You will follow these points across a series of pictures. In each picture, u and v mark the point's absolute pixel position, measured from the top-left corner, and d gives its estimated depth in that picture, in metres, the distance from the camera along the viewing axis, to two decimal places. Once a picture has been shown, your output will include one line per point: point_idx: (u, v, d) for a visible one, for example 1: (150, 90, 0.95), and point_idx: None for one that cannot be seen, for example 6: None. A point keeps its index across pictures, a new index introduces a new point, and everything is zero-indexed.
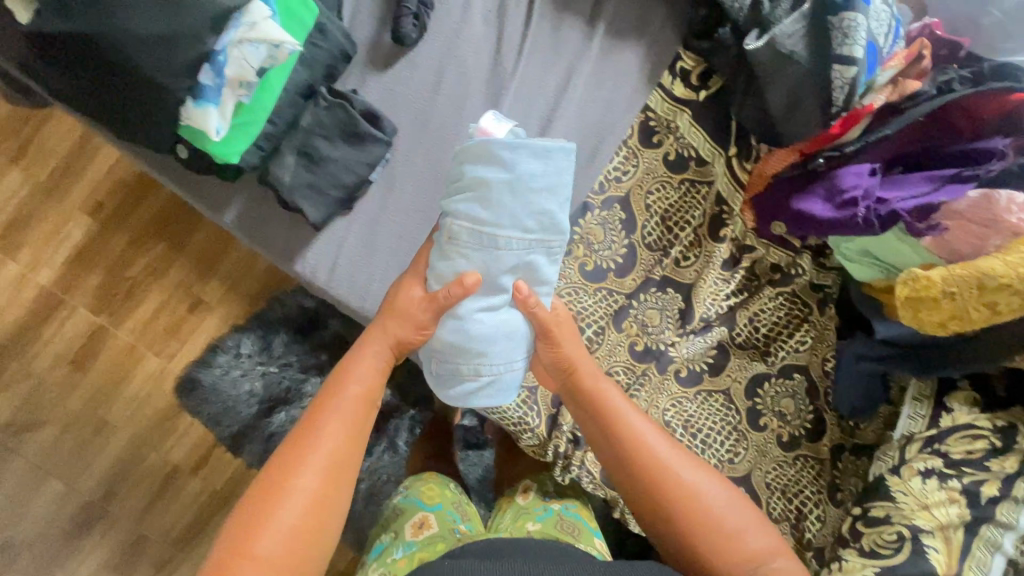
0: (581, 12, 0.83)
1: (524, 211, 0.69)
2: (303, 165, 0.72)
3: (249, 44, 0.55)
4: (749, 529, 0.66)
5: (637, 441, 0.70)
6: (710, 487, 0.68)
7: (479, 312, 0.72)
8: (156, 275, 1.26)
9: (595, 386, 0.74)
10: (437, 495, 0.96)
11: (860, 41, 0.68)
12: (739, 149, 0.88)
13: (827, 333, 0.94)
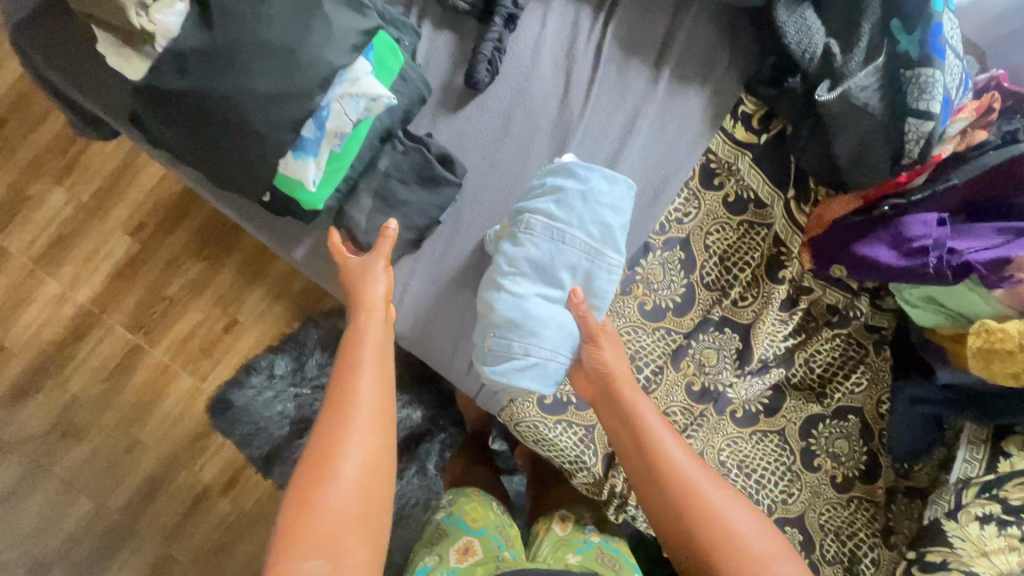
0: (648, 57, 0.84)
1: (592, 222, 0.74)
2: (378, 208, 0.75)
3: (350, 98, 0.59)
4: (781, 559, 0.64)
5: (670, 462, 0.69)
6: (740, 515, 0.67)
7: (537, 296, 0.74)
8: (193, 295, 1.25)
9: (632, 403, 0.73)
10: (481, 518, 0.93)
11: (938, 96, 0.68)
12: (798, 191, 0.88)
13: (881, 374, 0.94)
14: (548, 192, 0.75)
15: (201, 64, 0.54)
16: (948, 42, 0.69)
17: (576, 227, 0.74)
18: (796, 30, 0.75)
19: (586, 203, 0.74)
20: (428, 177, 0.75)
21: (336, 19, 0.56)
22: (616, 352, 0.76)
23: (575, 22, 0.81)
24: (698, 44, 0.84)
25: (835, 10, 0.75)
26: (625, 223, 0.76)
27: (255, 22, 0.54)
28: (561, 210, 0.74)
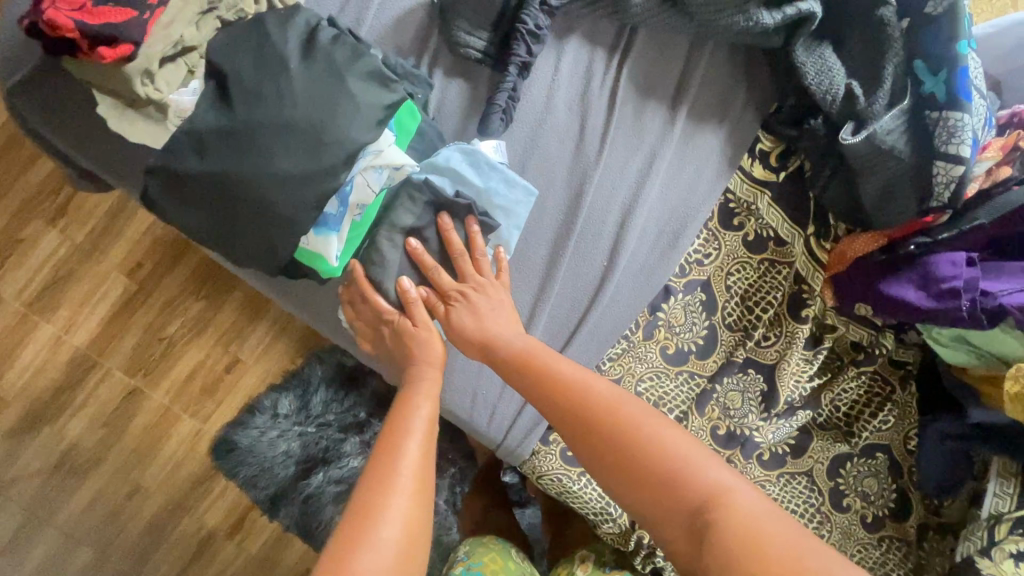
0: (664, 97, 0.82)
1: (510, 205, 0.70)
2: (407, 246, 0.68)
3: (373, 171, 0.58)
4: (701, 460, 0.55)
5: (569, 394, 0.61)
6: (653, 422, 0.58)
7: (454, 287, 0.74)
8: (193, 336, 1.21)
9: (532, 345, 0.67)
10: (501, 570, 0.91)
11: (968, 140, 0.66)
12: (817, 228, 0.87)
13: (909, 410, 0.92)
14: (454, 154, 0.68)
15: (220, 144, 0.53)
16: (974, 84, 0.67)
17: (489, 204, 0.70)
18: (815, 70, 0.74)
19: (502, 182, 0.70)
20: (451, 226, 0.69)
21: (360, 94, 0.55)
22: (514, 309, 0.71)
23: (589, 64, 0.79)
24: (715, 83, 0.83)
25: (855, 51, 0.74)
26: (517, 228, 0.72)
27: (281, 103, 0.53)
28: (474, 179, 0.69)
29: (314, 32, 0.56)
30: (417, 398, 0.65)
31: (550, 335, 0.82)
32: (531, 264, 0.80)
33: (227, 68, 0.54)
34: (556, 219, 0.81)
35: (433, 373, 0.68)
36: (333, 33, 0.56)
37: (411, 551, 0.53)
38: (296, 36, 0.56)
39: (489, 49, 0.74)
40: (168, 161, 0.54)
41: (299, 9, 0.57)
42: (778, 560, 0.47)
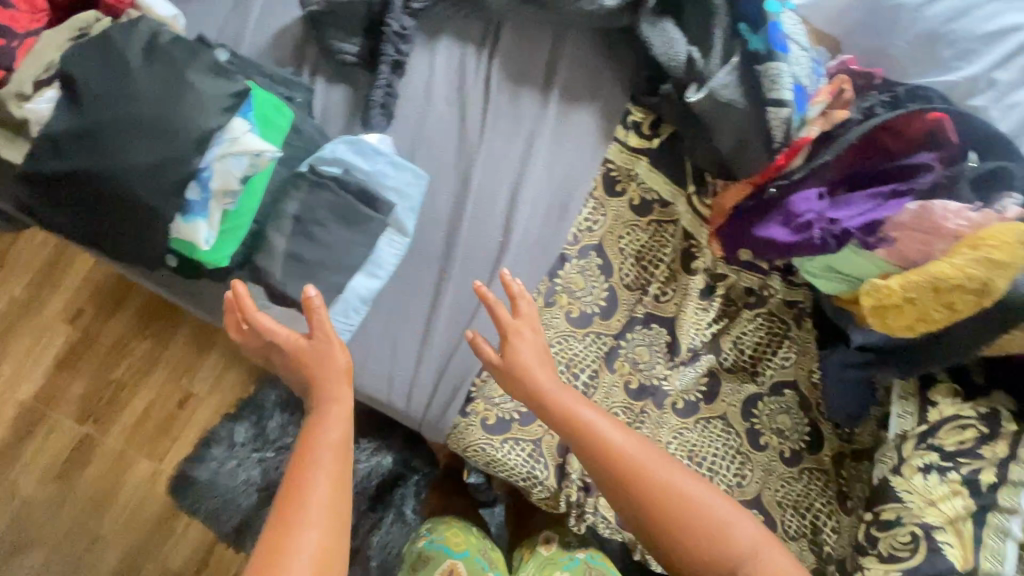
0: (536, 82, 0.89)
1: (401, 186, 0.75)
2: (298, 237, 0.68)
3: (232, 157, 0.59)
4: (734, 522, 0.68)
5: (617, 458, 0.70)
6: (692, 487, 0.69)
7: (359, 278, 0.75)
8: (141, 376, 1.22)
9: (572, 407, 0.72)
10: (463, 541, 0.98)
11: (787, 85, 0.75)
12: (696, 185, 0.94)
13: (808, 346, 0.97)
14: (339, 145, 0.74)
15: (77, 146, 0.58)
16: (789, 36, 0.76)
17: (380, 187, 0.75)
18: (660, 42, 0.82)
19: (388, 165, 0.75)
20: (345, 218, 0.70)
21: (201, 86, 0.59)
22: (537, 352, 0.75)
23: (462, 61, 0.86)
24: (581, 65, 0.90)
25: (691, 22, 0.82)
26: (412, 207, 0.77)
27: (126, 101, 0.58)
28: (361, 165, 0.74)
29: (155, 36, 0.60)
30: (327, 420, 0.62)
31: (455, 311, 0.86)
32: (432, 244, 0.86)
33: (77, 77, 0.58)
34: (449, 202, 0.86)
35: (340, 389, 0.64)
36: (174, 35, 0.61)
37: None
38: (139, 40, 0.60)
39: (363, 53, 0.81)
40: (32, 167, 0.59)
41: (141, 17, 0.61)
42: None
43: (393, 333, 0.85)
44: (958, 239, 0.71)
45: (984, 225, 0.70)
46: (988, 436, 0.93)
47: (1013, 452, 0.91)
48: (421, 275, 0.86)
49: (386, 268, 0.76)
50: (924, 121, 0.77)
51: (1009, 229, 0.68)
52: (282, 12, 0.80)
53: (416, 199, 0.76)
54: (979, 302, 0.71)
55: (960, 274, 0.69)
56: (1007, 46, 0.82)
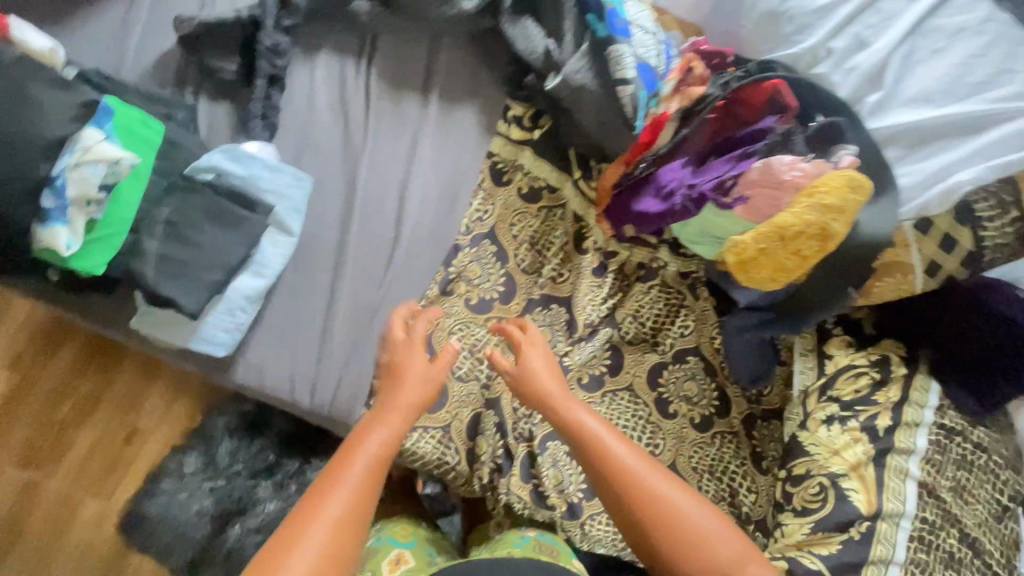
0: (415, 86, 0.94)
1: (279, 187, 0.80)
2: (166, 237, 0.71)
3: (87, 165, 0.63)
4: (721, 538, 0.71)
5: (618, 468, 0.73)
6: (688, 503, 0.72)
7: (245, 278, 0.79)
8: (86, 415, 1.23)
9: (579, 419, 0.76)
10: (410, 532, 0.93)
11: (628, 65, 0.81)
12: (582, 170, 0.99)
13: (707, 314, 1.01)
14: (216, 154, 0.78)
15: None
16: (629, 22, 0.83)
17: (258, 189, 0.79)
18: (520, 38, 0.88)
19: (265, 168, 0.79)
20: (220, 220, 0.74)
21: (45, 101, 0.64)
22: (550, 365, 0.82)
23: (341, 71, 0.92)
24: (458, 67, 0.95)
25: (548, 17, 0.88)
26: (293, 207, 0.81)
27: None
28: (237, 170, 0.78)
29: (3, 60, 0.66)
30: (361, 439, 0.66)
31: (351, 306, 0.89)
32: (326, 245, 0.89)
33: None
34: (339, 203, 0.90)
35: (392, 420, 0.69)
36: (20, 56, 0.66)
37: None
38: None
39: (241, 70, 0.85)
40: None
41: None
42: None
43: (292, 332, 0.88)
44: (799, 189, 0.76)
45: (818, 174, 0.76)
46: (880, 381, 0.97)
47: (903, 395, 0.95)
48: (315, 275, 0.89)
49: (273, 266, 0.80)
50: (763, 89, 0.84)
51: (838, 177, 0.74)
52: (162, 39, 0.85)
53: (296, 199, 0.81)
54: (824, 247, 0.76)
55: (800, 223, 0.75)
56: (838, 17, 0.89)
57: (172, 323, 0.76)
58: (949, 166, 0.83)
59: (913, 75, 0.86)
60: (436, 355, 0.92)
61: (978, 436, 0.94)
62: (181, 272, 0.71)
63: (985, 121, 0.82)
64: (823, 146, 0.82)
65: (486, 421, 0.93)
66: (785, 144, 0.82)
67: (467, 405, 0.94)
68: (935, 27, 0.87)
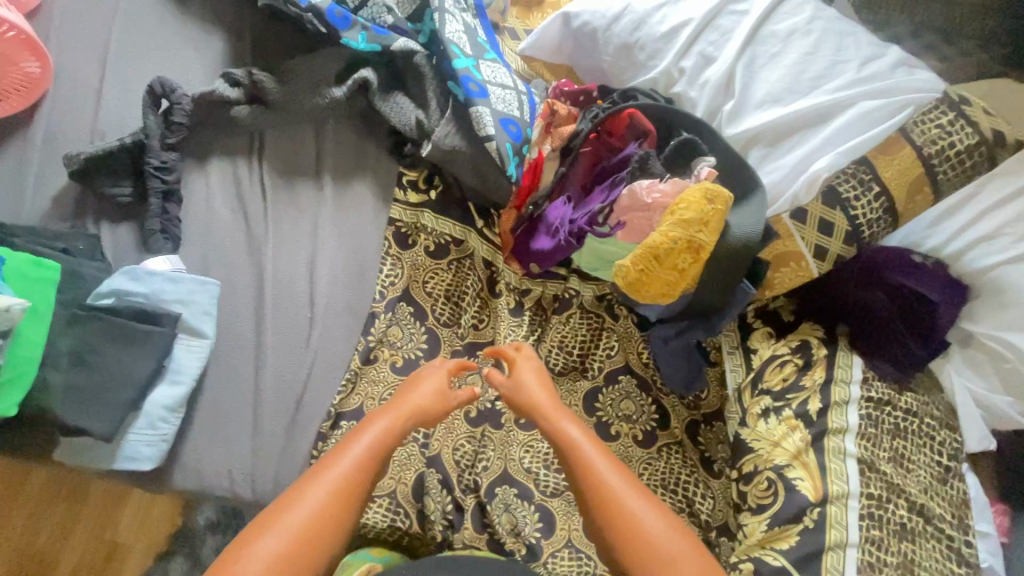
0: (308, 171, 0.99)
1: (182, 294, 0.83)
2: (76, 370, 0.75)
3: None
4: (681, 553, 0.70)
5: (592, 475, 0.76)
6: (656, 525, 0.72)
7: (164, 390, 0.81)
8: (64, 537, 1.21)
9: (561, 426, 0.81)
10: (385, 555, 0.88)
11: (488, 122, 0.86)
12: (485, 220, 1.05)
13: (630, 330, 1.05)
14: (116, 277, 0.82)
15: None
16: (484, 83, 0.89)
17: (161, 302, 0.82)
18: (393, 112, 0.93)
19: (165, 281, 0.83)
20: (124, 341, 0.76)
21: None
22: (541, 379, 0.87)
23: (235, 171, 0.96)
24: (346, 146, 1.01)
25: (415, 90, 0.95)
26: (200, 311, 0.84)
27: None
28: (139, 289, 0.81)
29: None
30: (353, 451, 0.73)
31: (277, 393, 0.91)
32: (242, 338, 0.91)
33: None
34: (251, 296, 0.93)
35: (385, 430, 0.77)
36: None
37: (302, 538, 0.65)
38: None
39: (137, 192, 0.90)
40: None
41: None
42: None
43: (222, 430, 0.89)
44: (664, 208, 0.81)
45: (677, 192, 0.81)
46: (803, 366, 0.99)
47: (828, 376, 0.97)
48: (236, 368, 0.90)
49: (189, 371, 0.82)
50: (622, 119, 0.90)
51: (695, 191, 0.79)
52: (57, 175, 0.89)
53: (199, 302, 0.83)
54: (697, 258, 0.81)
55: (669, 239, 0.79)
56: (682, 39, 0.96)
57: (96, 447, 0.78)
58: (807, 157, 0.89)
59: (759, 80, 0.93)
60: None
61: (907, 402, 0.96)
62: (91, 399, 0.74)
63: (829, 112, 0.89)
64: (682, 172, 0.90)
65: (430, 481, 0.92)
66: (644, 168, 0.88)
67: (409, 466, 0.94)
68: (770, 33, 0.94)
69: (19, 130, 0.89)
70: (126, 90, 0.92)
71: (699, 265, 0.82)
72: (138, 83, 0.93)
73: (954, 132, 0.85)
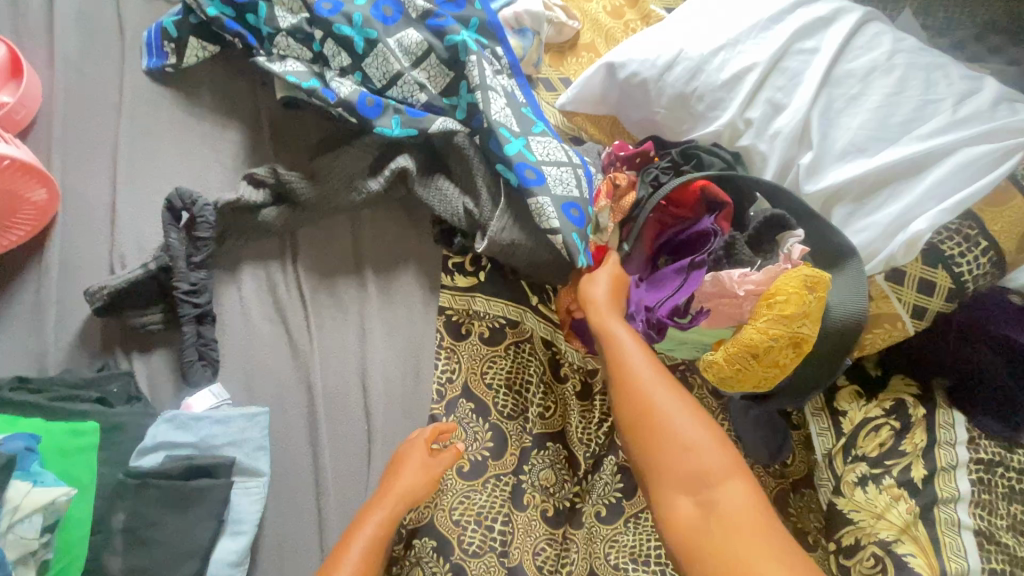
0: (347, 268, 0.91)
1: (233, 436, 0.76)
2: (132, 545, 0.68)
3: (22, 522, 0.61)
4: (707, 449, 0.65)
5: (623, 365, 0.72)
6: (680, 417, 0.67)
7: (226, 542, 0.73)
8: None
9: (605, 325, 0.76)
10: None
11: (551, 215, 0.79)
12: (539, 295, 0.97)
13: (706, 400, 0.98)
14: (160, 426, 0.75)
15: None
16: (539, 166, 0.82)
17: (213, 448, 0.76)
18: (438, 200, 0.86)
19: (214, 424, 0.76)
20: (182, 505, 0.70)
21: None
22: (610, 286, 0.80)
23: (269, 278, 0.88)
24: (385, 236, 0.93)
25: (459, 173, 0.87)
26: (254, 449, 0.77)
27: None
28: (186, 439, 0.75)
29: None
30: (350, 551, 0.71)
31: (344, 520, 0.81)
32: (297, 465, 0.82)
33: None
34: (303, 416, 0.85)
35: (381, 510, 0.75)
36: None
37: None
38: None
39: (166, 317, 0.82)
40: None
41: None
42: (739, 522, 0.59)
43: (285, 572, 0.78)
44: (759, 297, 0.74)
45: (771, 280, 0.74)
46: (902, 429, 0.92)
47: (930, 438, 0.90)
48: (292, 499, 0.82)
49: (250, 518, 0.75)
50: (694, 187, 0.81)
51: (793, 280, 0.71)
52: (78, 308, 0.81)
53: (252, 440, 0.76)
54: (799, 351, 0.74)
55: (766, 337, 0.73)
56: (747, 87, 0.87)
57: None
58: (903, 214, 0.79)
59: (839, 128, 0.84)
60: (443, 539, 0.85)
61: (1019, 461, 0.88)
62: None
63: (924, 162, 0.80)
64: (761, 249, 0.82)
65: None
66: (730, 254, 0.79)
67: None
68: (846, 74, 0.85)
69: (33, 264, 0.81)
70: (144, 205, 0.84)
71: (800, 356, 0.76)
72: (156, 198, 0.85)
73: None
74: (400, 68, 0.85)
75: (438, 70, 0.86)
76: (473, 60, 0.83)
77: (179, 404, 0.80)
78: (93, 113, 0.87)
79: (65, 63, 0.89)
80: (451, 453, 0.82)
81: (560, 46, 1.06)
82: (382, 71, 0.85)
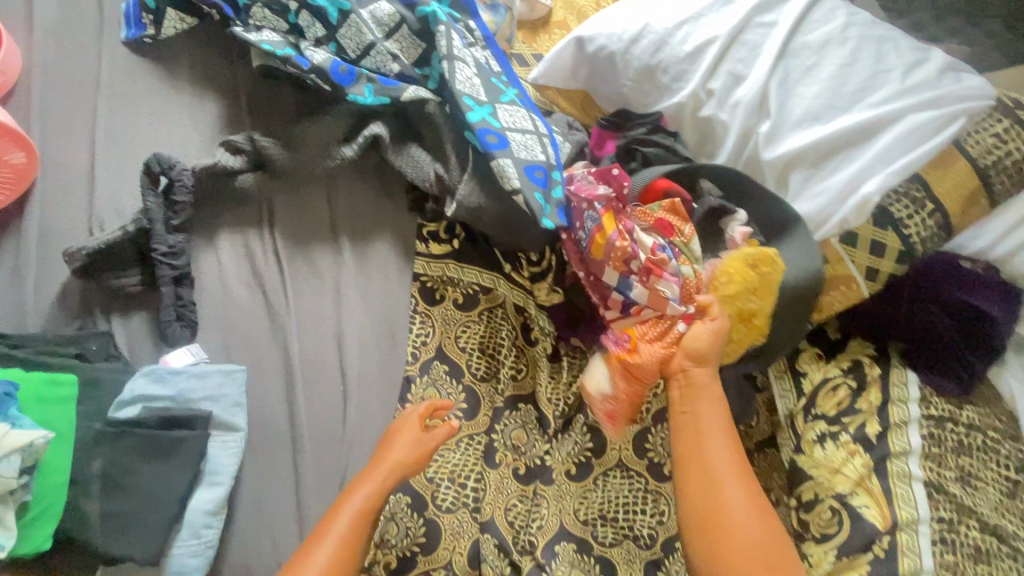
0: (323, 235, 0.93)
1: (209, 391, 0.78)
2: (109, 492, 0.71)
3: (2, 462, 0.63)
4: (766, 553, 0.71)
5: (708, 457, 0.76)
6: (750, 519, 0.73)
7: (203, 492, 0.76)
8: None
9: (697, 409, 0.79)
10: None
11: (514, 176, 0.82)
12: (510, 261, 0.98)
13: None
14: (138, 380, 0.78)
15: None
16: (506, 133, 0.85)
17: (189, 402, 0.78)
18: (410, 165, 0.89)
19: (191, 379, 0.79)
20: (161, 454, 0.73)
21: None
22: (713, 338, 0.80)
23: (246, 245, 0.91)
24: (360, 205, 0.95)
25: (431, 142, 0.90)
26: (230, 405, 0.79)
27: None
28: (163, 392, 0.78)
29: None
30: (339, 515, 0.74)
31: (320, 475, 0.83)
32: (272, 424, 0.85)
33: None
34: (279, 376, 0.87)
35: (374, 483, 0.77)
36: None
37: None
38: None
39: (145, 280, 0.84)
40: None
41: None
42: None
43: (261, 524, 0.81)
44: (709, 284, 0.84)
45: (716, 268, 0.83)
46: (858, 388, 0.95)
47: (884, 396, 0.94)
48: (269, 455, 0.84)
49: (226, 469, 0.77)
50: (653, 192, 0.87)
51: (735, 263, 0.81)
52: (57, 272, 0.83)
53: (226, 394, 0.78)
54: (753, 324, 0.84)
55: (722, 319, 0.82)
56: (708, 59, 0.90)
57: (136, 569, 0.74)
58: (854, 178, 0.83)
59: (796, 97, 0.87)
60: (417, 495, 0.88)
61: (967, 416, 0.93)
62: (128, 521, 0.70)
63: (875, 130, 0.84)
64: (716, 225, 0.89)
65: (486, 549, 0.86)
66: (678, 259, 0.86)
67: (462, 533, 0.87)
68: (803, 46, 0.89)
69: (12, 230, 0.83)
70: (122, 173, 0.86)
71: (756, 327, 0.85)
72: (134, 165, 0.87)
73: (1009, 140, 0.83)
74: (373, 39, 0.88)
75: (410, 41, 0.90)
76: (442, 30, 0.86)
77: (158, 362, 0.82)
78: (71, 83, 0.89)
79: (44, 37, 0.91)
80: (445, 427, 0.84)
81: (533, 23, 1.09)
82: (356, 42, 0.87)
